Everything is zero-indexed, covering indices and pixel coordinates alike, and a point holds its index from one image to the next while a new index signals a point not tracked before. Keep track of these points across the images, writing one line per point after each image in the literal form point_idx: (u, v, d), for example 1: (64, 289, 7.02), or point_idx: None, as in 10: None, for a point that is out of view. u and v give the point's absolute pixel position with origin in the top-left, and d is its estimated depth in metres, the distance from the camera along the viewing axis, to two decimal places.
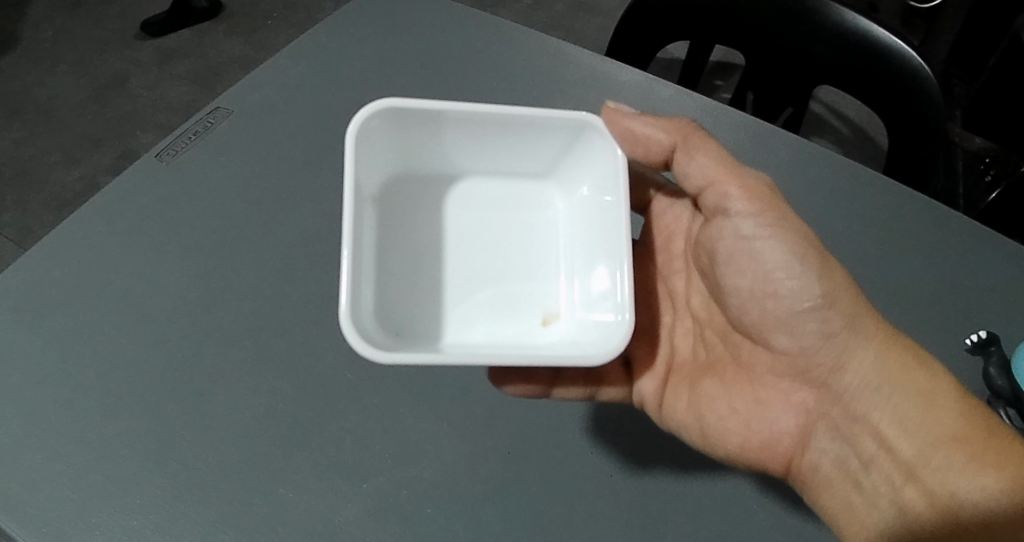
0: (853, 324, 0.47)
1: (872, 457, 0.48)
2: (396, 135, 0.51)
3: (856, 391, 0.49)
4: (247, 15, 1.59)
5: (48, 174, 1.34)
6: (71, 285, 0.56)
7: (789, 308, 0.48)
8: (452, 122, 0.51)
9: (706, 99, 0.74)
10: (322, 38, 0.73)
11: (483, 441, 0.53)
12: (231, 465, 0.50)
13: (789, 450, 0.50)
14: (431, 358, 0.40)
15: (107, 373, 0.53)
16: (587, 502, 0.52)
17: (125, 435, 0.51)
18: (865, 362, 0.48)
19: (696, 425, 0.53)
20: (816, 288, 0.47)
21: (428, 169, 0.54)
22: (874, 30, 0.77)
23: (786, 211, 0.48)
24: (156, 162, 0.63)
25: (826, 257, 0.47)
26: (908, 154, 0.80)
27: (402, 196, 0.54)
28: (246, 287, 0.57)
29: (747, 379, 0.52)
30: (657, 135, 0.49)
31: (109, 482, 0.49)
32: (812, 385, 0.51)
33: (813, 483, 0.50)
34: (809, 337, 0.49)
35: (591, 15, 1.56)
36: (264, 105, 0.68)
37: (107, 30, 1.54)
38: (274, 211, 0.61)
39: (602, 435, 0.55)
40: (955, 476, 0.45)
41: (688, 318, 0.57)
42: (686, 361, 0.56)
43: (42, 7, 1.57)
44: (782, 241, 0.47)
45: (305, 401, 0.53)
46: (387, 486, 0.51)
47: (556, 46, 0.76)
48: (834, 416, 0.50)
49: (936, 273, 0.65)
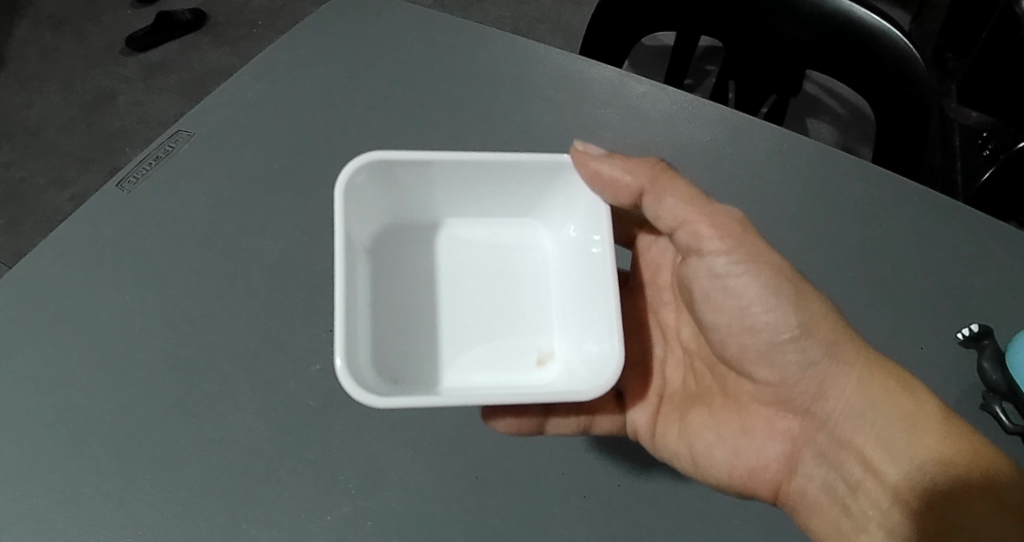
0: (832, 352, 0.46)
1: (859, 481, 0.47)
2: (384, 186, 0.50)
3: (840, 417, 0.47)
4: (232, 24, 1.58)
5: (40, 197, 1.35)
6: (31, 323, 0.55)
7: (767, 341, 0.47)
8: (439, 173, 0.50)
9: (681, 93, 0.72)
10: (283, 52, 0.72)
11: (452, 465, 0.51)
12: (191, 502, 0.48)
13: (776, 477, 0.49)
14: (423, 400, 0.38)
15: (69, 411, 0.52)
16: (560, 526, 0.50)
17: (87, 475, 0.49)
18: (846, 388, 0.46)
19: (687, 451, 0.51)
20: (791, 320, 0.46)
21: (415, 218, 0.53)
22: (856, 10, 0.75)
23: (757, 242, 0.46)
24: (118, 191, 0.62)
25: (801, 285, 0.46)
26: (895, 137, 0.78)
27: (392, 242, 0.53)
28: (208, 316, 0.56)
29: (734, 409, 0.52)
30: (624, 178, 0.48)
31: (70, 525, 0.47)
32: (797, 412, 0.50)
33: (802, 509, 0.48)
34: (790, 369, 0.48)
35: (580, 4, 1.55)
36: (224, 126, 0.66)
37: (92, 47, 1.54)
38: (237, 236, 0.60)
39: (579, 456, 0.52)
40: (942, 497, 0.43)
41: (678, 348, 0.56)
42: (676, 391, 0.56)
43: (26, 26, 1.58)
44: (755, 278, 0.45)
45: (267, 431, 0.51)
46: (354, 516, 0.49)
47: (526, 44, 0.74)
48: (820, 442, 0.49)
49: (922, 265, 0.63)
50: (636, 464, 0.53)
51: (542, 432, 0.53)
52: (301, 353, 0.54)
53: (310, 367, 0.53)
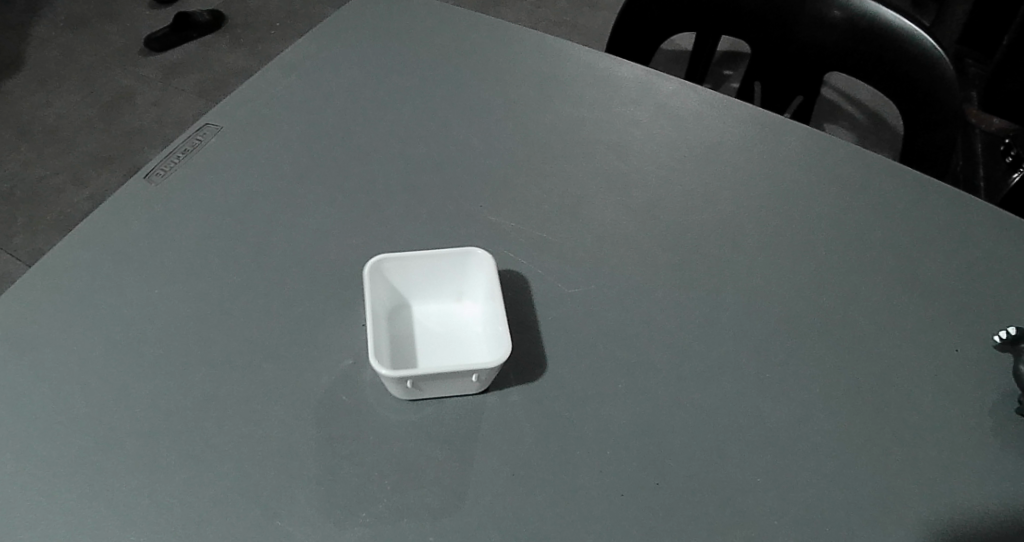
0: (888, 352, 0.55)
1: (918, 475, 0.49)
2: (460, 260, 0.55)
3: (892, 415, 0.52)
4: (259, 36, 1.68)
5: (57, 193, 1.36)
6: (54, 309, 0.54)
7: (832, 334, 0.56)
8: (478, 267, 0.55)
9: (710, 93, 0.73)
10: (311, 52, 0.74)
11: (492, 460, 0.48)
12: (213, 491, 0.46)
13: (840, 472, 0.49)
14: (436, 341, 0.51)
15: (87, 394, 0.50)
16: (603, 526, 0.46)
17: (103, 462, 0.47)
18: (894, 385, 0.54)
19: (741, 454, 0.49)
20: (856, 316, 0.57)
21: (458, 267, 0.55)
22: (882, 13, 0.75)
23: (804, 251, 0.61)
24: (146, 183, 0.62)
25: (825, 281, 0.59)
26: (923, 140, 0.76)
27: (444, 269, 0.55)
28: (235, 306, 0.55)
29: (792, 406, 0.52)
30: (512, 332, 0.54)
31: (86, 519, 0.44)
32: (854, 410, 0.52)
33: (868, 503, 0.47)
34: (844, 365, 0.54)
35: (593, 11, 1.59)
36: (253, 121, 0.67)
37: (123, 55, 1.63)
38: (266, 228, 0.60)
39: (625, 450, 0.49)
40: (988, 477, 0.49)
41: (725, 345, 0.55)
42: (725, 394, 0.52)
43: (66, 37, 1.67)
44: (812, 273, 0.60)
45: (295, 422, 0.49)
46: (388, 512, 0.45)
47: (554, 45, 0.76)
48: (877, 435, 0.51)
49: (962, 262, 0.61)
50: (687, 459, 0.49)
51: (582, 426, 0.50)
52: (334, 346, 0.53)
53: (342, 360, 0.52)
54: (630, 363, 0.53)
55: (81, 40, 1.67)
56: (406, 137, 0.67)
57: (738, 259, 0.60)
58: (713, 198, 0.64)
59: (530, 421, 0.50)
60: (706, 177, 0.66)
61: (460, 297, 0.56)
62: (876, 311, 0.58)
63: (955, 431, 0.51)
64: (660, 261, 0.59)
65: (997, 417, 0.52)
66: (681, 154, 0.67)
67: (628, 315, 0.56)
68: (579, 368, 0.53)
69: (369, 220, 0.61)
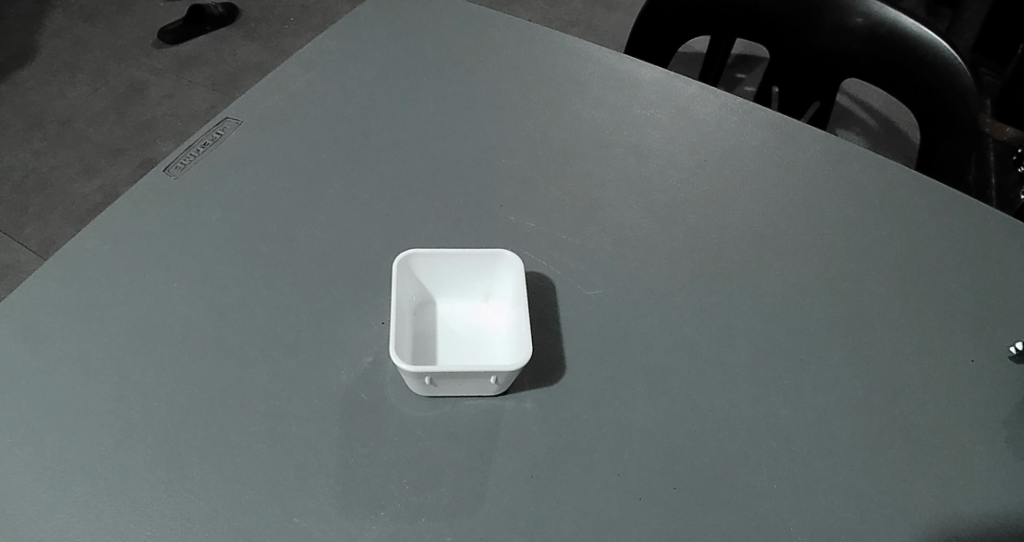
0: (907, 361, 0.55)
1: (937, 484, 0.49)
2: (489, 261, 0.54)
3: (911, 424, 0.52)
4: (273, 31, 1.69)
5: (68, 183, 1.36)
6: (72, 300, 0.55)
7: (850, 341, 0.56)
8: (506, 269, 0.54)
9: (730, 97, 0.72)
10: (332, 48, 0.74)
11: (509, 461, 0.48)
12: (230, 486, 0.46)
13: (860, 481, 0.48)
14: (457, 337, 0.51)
15: (105, 386, 0.50)
16: (620, 528, 0.45)
17: (119, 454, 0.47)
18: (914, 395, 0.53)
19: (760, 460, 0.49)
20: (875, 323, 0.57)
21: (486, 268, 0.55)
22: (902, 21, 0.75)
23: (822, 257, 0.61)
24: (166, 176, 0.63)
25: (844, 288, 0.59)
26: (940, 150, 0.76)
27: (472, 268, 0.55)
28: (254, 301, 0.55)
29: (810, 414, 0.52)
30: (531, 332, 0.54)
31: (103, 511, 0.44)
32: (873, 420, 0.52)
33: (888, 511, 0.47)
34: (863, 372, 0.54)
35: (607, 12, 1.59)
36: (273, 116, 0.68)
37: (137, 47, 1.63)
38: (284, 223, 0.60)
39: (642, 454, 0.49)
40: (1007, 488, 0.49)
41: (745, 350, 0.55)
42: (744, 399, 0.52)
43: (81, 28, 1.68)
44: (831, 280, 0.59)
45: (312, 418, 0.49)
46: (405, 510, 0.45)
47: (574, 47, 0.76)
48: (896, 445, 0.51)
49: (981, 272, 0.61)
50: (705, 464, 0.49)
51: (600, 429, 0.50)
52: (352, 343, 0.53)
53: (360, 358, 0.52)
54: (648, 367, 0.53)
55: (96, 31, 1.67)
56: (427, 136, 0.67)
57: (757, 263, 0.60)
58: (733, 203, 0.64)
59: (548, 423, 0.50)
60: (725, 182, 0.66)
61: (486, 297, 0.56)
62: (896, 319, 0.58)
63: (974, 442, 0.51)
64: (679, 264, 0.59)
65: (1018, 429, 0.52)
66: (700, 158, 0.67)
67: (647, 318, 0.56)
68: (597, 371, 0.53)
69: (388, 217, 0.61)
